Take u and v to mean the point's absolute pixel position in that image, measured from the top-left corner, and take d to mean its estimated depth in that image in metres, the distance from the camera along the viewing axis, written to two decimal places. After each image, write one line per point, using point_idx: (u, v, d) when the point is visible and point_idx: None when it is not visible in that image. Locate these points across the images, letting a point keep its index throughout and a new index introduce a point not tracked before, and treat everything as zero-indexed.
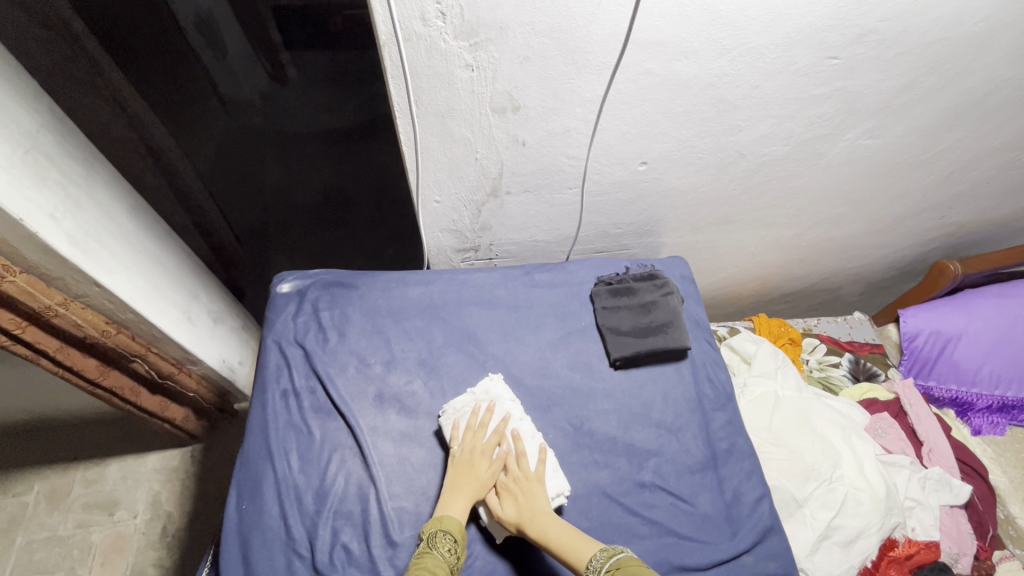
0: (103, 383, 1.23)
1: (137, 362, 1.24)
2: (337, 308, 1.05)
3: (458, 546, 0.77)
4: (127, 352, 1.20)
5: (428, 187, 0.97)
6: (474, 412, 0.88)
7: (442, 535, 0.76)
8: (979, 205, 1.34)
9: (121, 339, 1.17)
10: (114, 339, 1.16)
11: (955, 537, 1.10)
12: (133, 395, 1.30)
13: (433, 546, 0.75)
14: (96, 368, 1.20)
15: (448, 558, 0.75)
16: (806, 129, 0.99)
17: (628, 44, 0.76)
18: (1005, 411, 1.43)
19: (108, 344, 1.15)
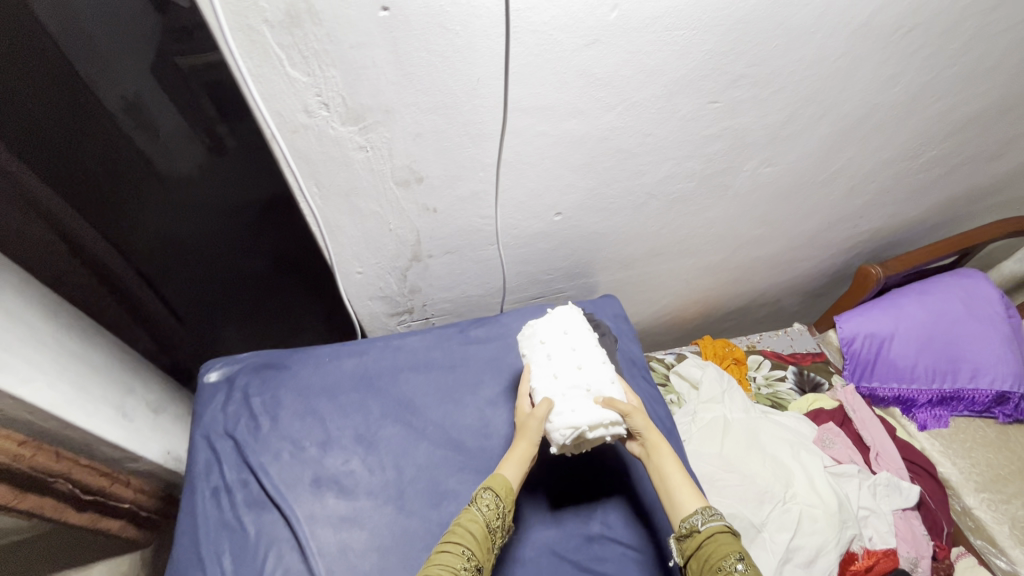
0: (20, 507, 1.07)
1: (59, 480, 1.12)
2: (267, 391, 1.02)
3: (498, 503, 0.80)
4: (46, 473, 1.09)
5: (346, 261, 0.98)
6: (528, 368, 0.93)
7: (483, 493, 0.81)
8: (889, 209, 1.41)
9: (41, 459, 1.07)
10: (30, 460, 1.05)
11: (912, 541, 1.12)
12: (58, 514, 1.14)
13: (474, 503, 0.80)
14: (10, 493, 1.05)
15: (484, 513, 0.79)
16: (706, 166, 1.04)
17: (511, 110, 0.79)
18: (946, 403, 1.47)
19: (24, 467, 1.04)
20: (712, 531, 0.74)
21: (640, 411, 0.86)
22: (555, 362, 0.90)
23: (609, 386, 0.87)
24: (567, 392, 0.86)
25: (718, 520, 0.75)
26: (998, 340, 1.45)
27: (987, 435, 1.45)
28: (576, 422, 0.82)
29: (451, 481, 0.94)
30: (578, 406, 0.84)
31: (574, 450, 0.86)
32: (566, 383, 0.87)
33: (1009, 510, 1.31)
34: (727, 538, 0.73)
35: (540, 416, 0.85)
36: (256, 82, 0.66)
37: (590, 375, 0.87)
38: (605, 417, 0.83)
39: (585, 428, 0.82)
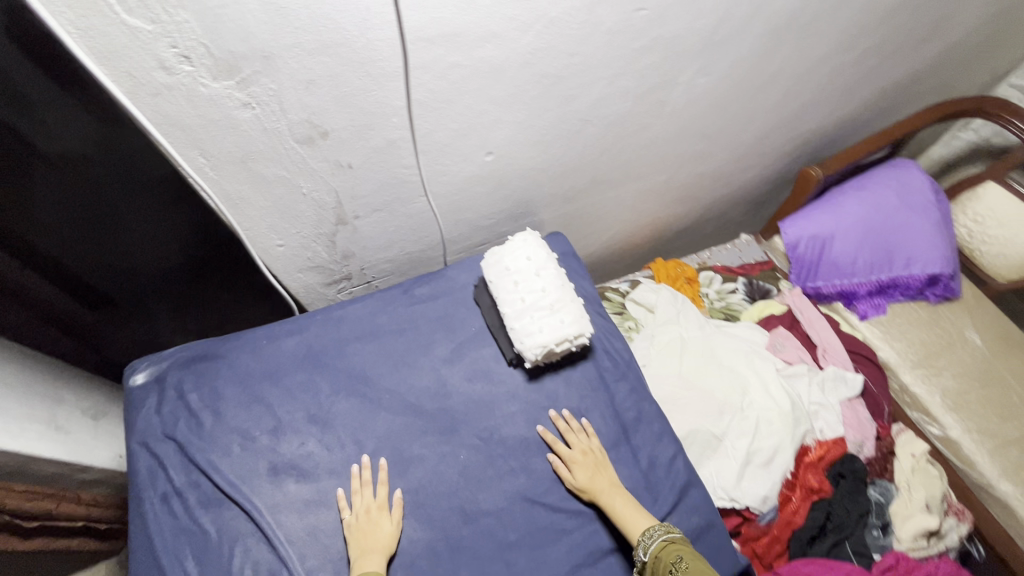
0: None
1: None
2: (204, 386, 0.95)
3: None
4: None
5: (262, 233, 0.89)
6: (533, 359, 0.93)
7: None
8: (825, 108, 1.39)
9: None
10: None
11: (858, 426, 1.19)
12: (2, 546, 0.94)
13: None
14: None
15: None
16: (639, 83, 0.97)
17: (410, 43, 0.69)
18: (885, 292, 1.53)
19: None
20: (656, 553, 0.76)
21: (589, 462, 0.87)
22: (516, 288, 0.95)
23: (570, 304, 0.94)
24: (535, 313, 0.93)
25: (659, 541, 0.77)
26: (930, 225, 1.50)
27: (920, 315, 1.53)
28: (544, 341, 0.91)
29: (415, 447, 0.91)
30: (544, 325, 0.92)
31: (547, 363, 0.97)
32: (529, 306, 0.94)
33: (940, 383, 1.43)
34: (669, 552, 0.75)
35: (393, 519, 0.83)
36: (84, 37, 0.56)
37: (544, 295, 0.94)
38: (568, 332, 0.92)
39: (553, 344, 0.91)
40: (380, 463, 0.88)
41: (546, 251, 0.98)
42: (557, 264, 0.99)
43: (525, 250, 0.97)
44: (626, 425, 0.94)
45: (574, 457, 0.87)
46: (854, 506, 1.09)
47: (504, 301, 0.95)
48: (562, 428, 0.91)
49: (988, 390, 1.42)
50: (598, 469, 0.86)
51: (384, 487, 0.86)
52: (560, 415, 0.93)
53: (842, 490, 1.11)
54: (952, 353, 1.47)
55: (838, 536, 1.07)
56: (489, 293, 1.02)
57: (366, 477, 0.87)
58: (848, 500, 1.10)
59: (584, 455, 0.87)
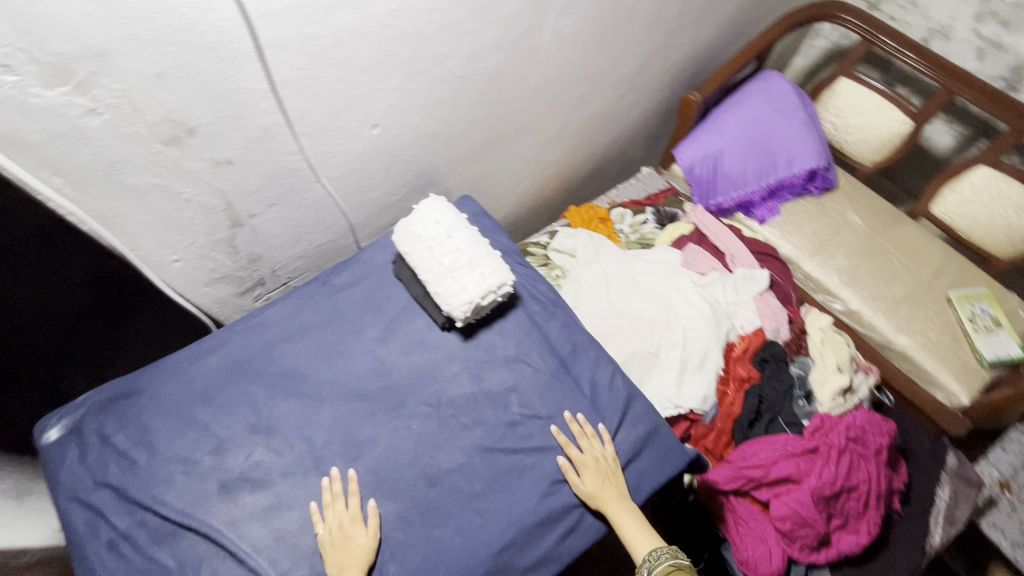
0: None
1: None
2: (129, 424, 0.89)
3: None
4: None
5: (152, 251, 0.83)
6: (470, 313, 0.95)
7: None
8: (690, 33, 1.48)
9: None
10: None
11: (772, 315, 1.30)
12: None
13: None
14: None
15: None
16: (507, 32, 0.99)
17: (257, 20, 0.67)
18: (776, 194, 1.67)
19: None
20: None
21: (601, 470, 0.86)
22: (432, 253, 0.96)
23: (487, 257, 0.96)
24: (456, 273, 0.94)
25: (663, 565, 0.81)
26: (800, 126, 1.62)
27: (809, 209, 1.68)
28: (469, 297, 0.93)
29: (366, 429, 0.90)
30: (466, 282, 0.94)
31: (478, 319, 0.99)
32: (448, 268, 0.95)
33: (835, 264, 1.59)
34: None
35: (370, 529, 0.81)
36: None
37: (462, 254, 0.95)
38: (491, 285, 0.94)
39: (478, 299, 0.93)
40: (349, 474, 0.86)
41: (454, 212, 1.00)
42: (468, 223, 1.00)
43: (433, 215, 0.98)
44: (564, 359, 0.98)
45: (587, 465, 0.86)
46: (780, 383, 1.21)
47: (422, 268, 0.96)
48: (576, 432, 0.89)
49: (875, 261, 1.60)
50: (610, 480, 0.85)
51: (357, 498, 0.84)
52: (576, 419, 0.91)
53: (768, 372, 1.23)
54: (841, 236, 1.64)
55: (771, 413, 1.19)
56: (407, 265, 1.02)
57: (338, 490, 0.84)
58: (774, 379, 1.22)
59: (596, 462, 0.86)
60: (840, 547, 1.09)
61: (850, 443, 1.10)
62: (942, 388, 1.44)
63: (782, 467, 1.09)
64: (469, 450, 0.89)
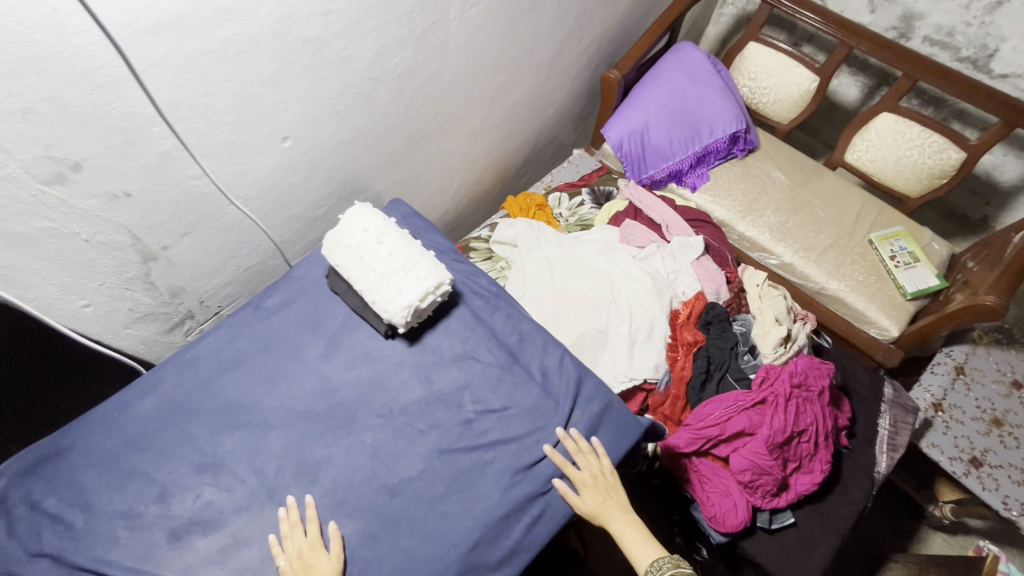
0: None
1: None
2: (59, 486, 0.83)
3: None
4: None
5: (56, 299, 0.78)
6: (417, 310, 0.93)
7: None
8: (600, 12, 1.49)
9: None
10: None
11: (711, 278, 1.34)
12: None
13: None
14: None
15: None
16: (411, 27, 0.97)
17: (129, 40, 0.63)
18: (704, 160, 1.72)
19: None
20: None
21: (600, 488, 0.86)
22: (364, 262, 0.93)
23: (421, 259, 0.95)
24: (391, 279, 0.93)
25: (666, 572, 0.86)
26: (717, 92, 1.67)
27: (736, 172, 1.75)
28: (407, 301, 0.91)
29: (319, 450, 0.88)
30: (403, 287, 0.92)
31: (420, 322, 0.97)
32: (383, 274, 0.93)
33: (765, 221, 1.66)
34: None
35: (333, 554, 0.79)
36: None
37: (395, 259, 0.93)
38: (428, 285, 0.93)
39: (416, 302, 0.92)
40: (306, 500, 0.83)
41: (382, 217, 0.98)
42: (398, 227, 0.98)
43: (360, 223, 0.96)
44: (513, 349, 0.98)
45: (587, 485, 0.85)
46: (725, 341, 1.26)
47: (356, 278, 0.94)
48: (572, 449, 0.88)
49: (802, 213, 1.67)
50: (609, 496, 0.87)
51: (315, 523, 0.81)
52: (570, 435, 0.89)
53: (713, 333, 1.27)
54: (768, 194, 1.70)
55: (720, 371, 1.24)
56: (340, 277, 0.99)
57: (295, 518, 0.81)
58: (719, 339, 1.26)
59: (595, 480, 0.86)
60: (797, 489, 1.16)
61: (795, 389, 1.16)
62: (874, 325, 1.53)
63: (737, 422, 1.13)
64: (428, 454, 0.88)
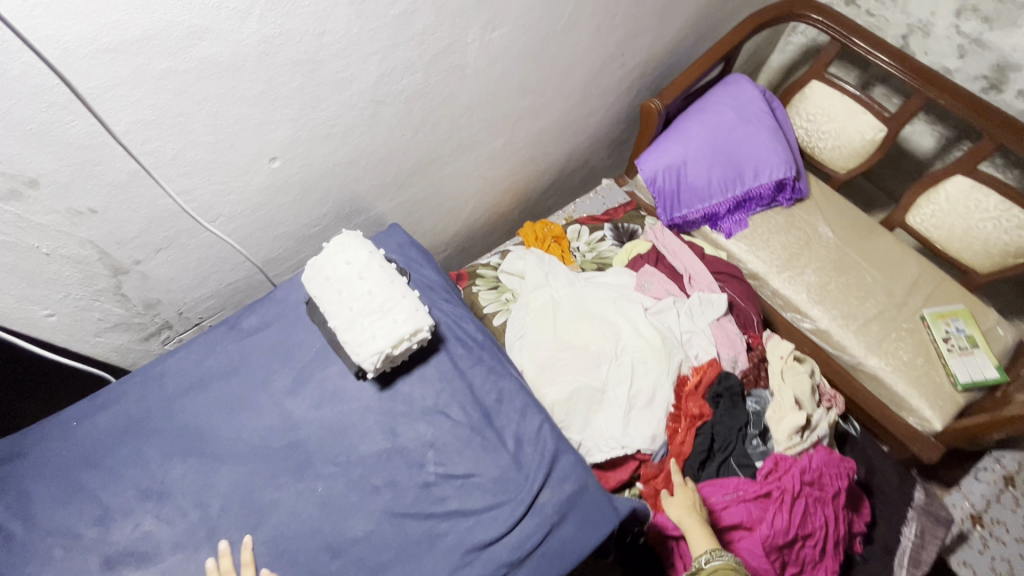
0: None
1: None
2: (8, 492, 0.82)
3: None
4: None
5: (15, 308, 0.76)
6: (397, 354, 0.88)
7: None
8: (647, 38, 1.38)
9: None
10: None
11: (729, 343, 1.23)
12: None
13: None
14: None
15: None
16: (421, 50, 0.90)
17: (86, 58, 0.58)
18: (743, 206, 1.58)
19: None
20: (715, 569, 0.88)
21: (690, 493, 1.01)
22: (341, 298, 0.88)
23: (401, 301, 0.88)
24: (365, 320, 0.86)
25: (723, 560, 0.89)
26: (767, 134, 1.52)
27: (778, 222, 1.60)
28: (379, 347, 0.85)
29: (268, 493, 0.83)
30: (377, 330, 0.86)
31: (394, 366, 0.91)
32: (359, 313, 0.87)
33: (804, 281, 1.50)
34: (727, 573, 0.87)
35: None
36: None
37: (375, 298, 0.87)
38: (404, 332, 0.86)
39: (389, 348, 0.85)
40: (243, 541, 0.79)
41: (367, 250, 0.91)
42: (384, 262, 0.92)
43: (343, 254, 0.90)
44: (488, 410, 0.91)
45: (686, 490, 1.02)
46: (734, 422, 1.13)
47: (331, 314, 0.88)
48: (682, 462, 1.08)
49: (846, 276, 1.51)
50: (696, 509, 1.00)
51: (250, 568, 0.77)
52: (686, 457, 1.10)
53: (722, 409, 1.15)
54: (811, 250, 1.55)
55: (724, 453, 1.11)
56: (316, 307, 0.93)
57: (226, 566, 0.77)
58: (728, 417, 1.14)
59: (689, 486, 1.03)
60: None
61: (805, 487, 1.03)
62: (915, 413, 1.36)
63: (734, 513, 1.02)
64: (378, 515, 0.82)
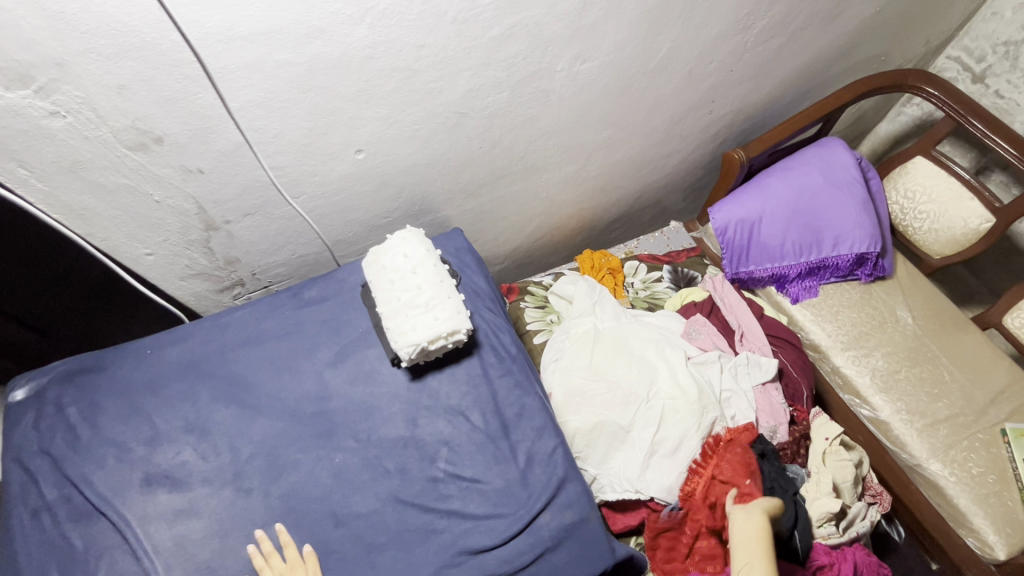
0: None
1: None
2: (85, 398, 0.94)
3: None
4: None
5: (123, 242, 0.88)
6: (435, 349, 0.93)
7: None
8: (740, 89, 1.37)
9: None
10: None
11: (771, 411, 1.17)
12: None
13: None
14: None
15: None
16: (510, 72, 0.95)
17: (209, 48, 0.67)
18: (816, 273, 1.50)
19: None
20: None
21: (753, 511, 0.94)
22: (393, 287, 0.93)
23: (446, 301, 0.92)
24: (410, 312, 0.91)
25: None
26: (855, 203, 1.44)
27: (852, 296, 1.50)
28: (416, 339, 0.89)
29: (291, 452, 0.90)
30: (418, 323, 0.90)
31: (428, 361, 0.95)
32: (406, 305, 0.92)
33: (870, 364, 1.40)
34: None
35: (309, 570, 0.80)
36: None
37: (423, 293, 0.92)
38: (442, 330, 0.90)
39: (425, 343, 0.90)
40: (277, 528, 0.83)
41: (425, 247, 0.97)
42: (438, 261, 0.97)
43: (402, 247, 0.96)
44: (507, 421, 0.92)
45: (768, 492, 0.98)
46: (788, 484, 1.05)
47: (381, 300, 0.94)
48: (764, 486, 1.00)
49: (919, 368, 1.40)
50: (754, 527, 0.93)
51: (291, 547, 0.81)
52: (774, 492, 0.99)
53: (768, 469, 1.07)
54: (884, 333, 1.44)
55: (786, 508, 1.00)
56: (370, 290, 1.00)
57: (267, 549, 0.81)
58: (781, 478, 1.06)
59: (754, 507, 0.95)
60: None
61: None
62: (975, 534, 1.22)
63: None
64: (385, 496, 0.86)
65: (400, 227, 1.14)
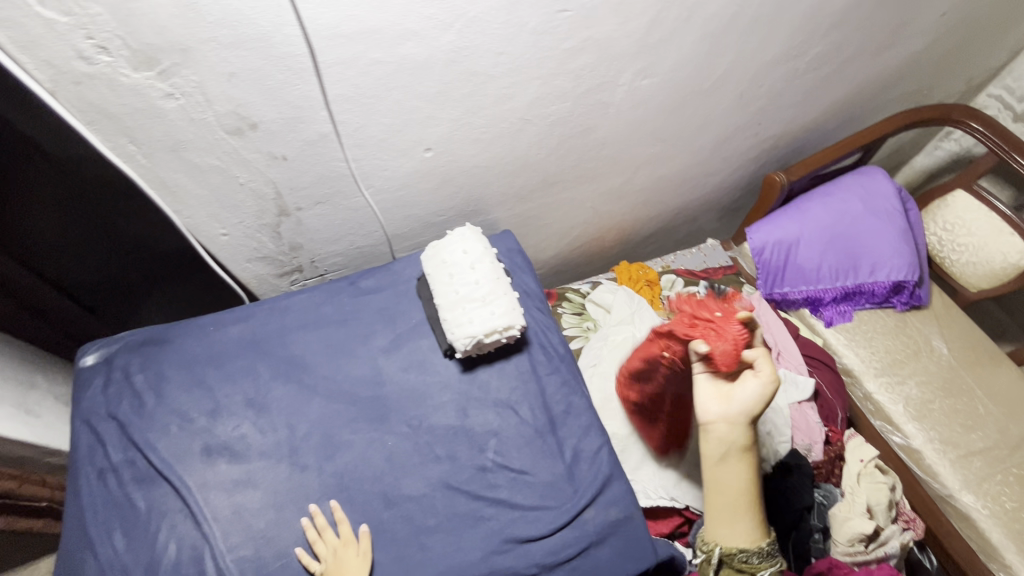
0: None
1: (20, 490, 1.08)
2: (151, 368, 0.97)
3: None
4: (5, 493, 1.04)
5: (204, 221, 0.93)
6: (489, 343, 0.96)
7: None
8: (786, 114, 1.40)
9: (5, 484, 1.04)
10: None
11: (806, 429, 1.18)
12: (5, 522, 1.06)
13: None
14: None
15: None
16: (576, 83, 1.00)
17: (314, 43, 0.72)
18: (851, 298, 1.51)
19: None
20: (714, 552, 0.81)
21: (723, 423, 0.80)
22: (452, 281, 0.97)
23: (502, 297, 0.96)
24: (467, 305, 0.95)
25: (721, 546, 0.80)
26: (894, 231, 1.46)
27: (886, 323, 1.51)
28: (473, 331, 0.93)
29: (345, 433, 0.93)
30: (474, 316, 0.94)
31: (479, 354, 0.98)
32: (464, 298, 0.95)
33: (903, 392, 1.40)
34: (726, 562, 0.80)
35: (360, 549, 0.82)
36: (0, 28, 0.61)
37: (480, 287, 0.95)
38: (498, 324, 0.93)
39: (481, 335, 0.93)
40: (330, 505, 0.86)
41: (483, 245, 1.01)
42: (495, 259, 1.01)
43: (462, 244, 1.00)
44: (554, 418, 0.95)
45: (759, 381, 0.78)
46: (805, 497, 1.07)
47: (439, 293, 0.98)
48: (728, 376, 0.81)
49: (952, 399, 1.40)
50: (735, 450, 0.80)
51: (344, 523, 0.84)
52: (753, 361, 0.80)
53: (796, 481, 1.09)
54: (917, 362, 1.45)
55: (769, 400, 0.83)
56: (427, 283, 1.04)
57: (321, 524, 0.84)
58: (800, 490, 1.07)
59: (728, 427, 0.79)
60: None
61: None
62: (1006, 569, 1.21)
63: None
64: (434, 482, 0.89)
65: (453, 226, 1.18)
